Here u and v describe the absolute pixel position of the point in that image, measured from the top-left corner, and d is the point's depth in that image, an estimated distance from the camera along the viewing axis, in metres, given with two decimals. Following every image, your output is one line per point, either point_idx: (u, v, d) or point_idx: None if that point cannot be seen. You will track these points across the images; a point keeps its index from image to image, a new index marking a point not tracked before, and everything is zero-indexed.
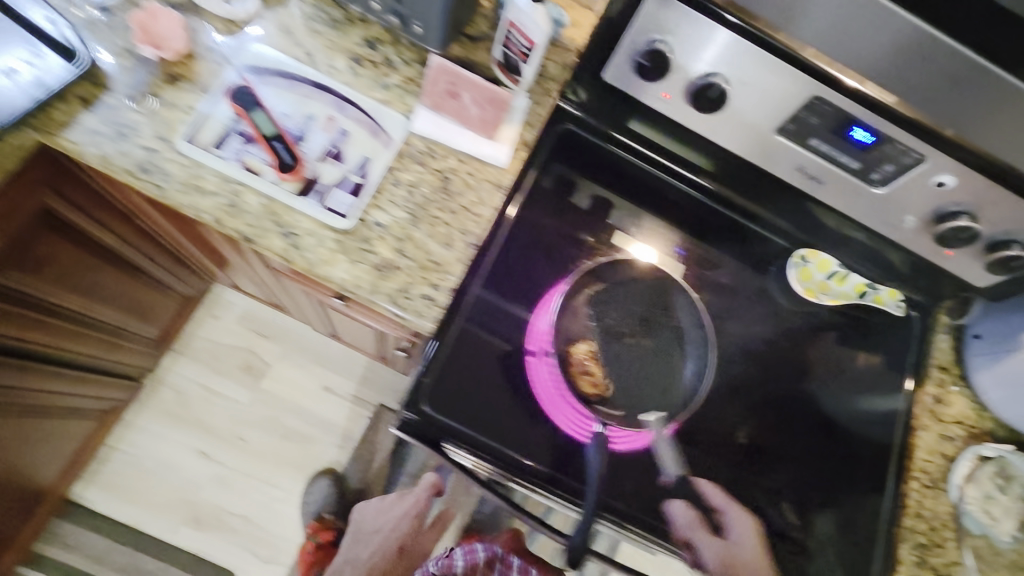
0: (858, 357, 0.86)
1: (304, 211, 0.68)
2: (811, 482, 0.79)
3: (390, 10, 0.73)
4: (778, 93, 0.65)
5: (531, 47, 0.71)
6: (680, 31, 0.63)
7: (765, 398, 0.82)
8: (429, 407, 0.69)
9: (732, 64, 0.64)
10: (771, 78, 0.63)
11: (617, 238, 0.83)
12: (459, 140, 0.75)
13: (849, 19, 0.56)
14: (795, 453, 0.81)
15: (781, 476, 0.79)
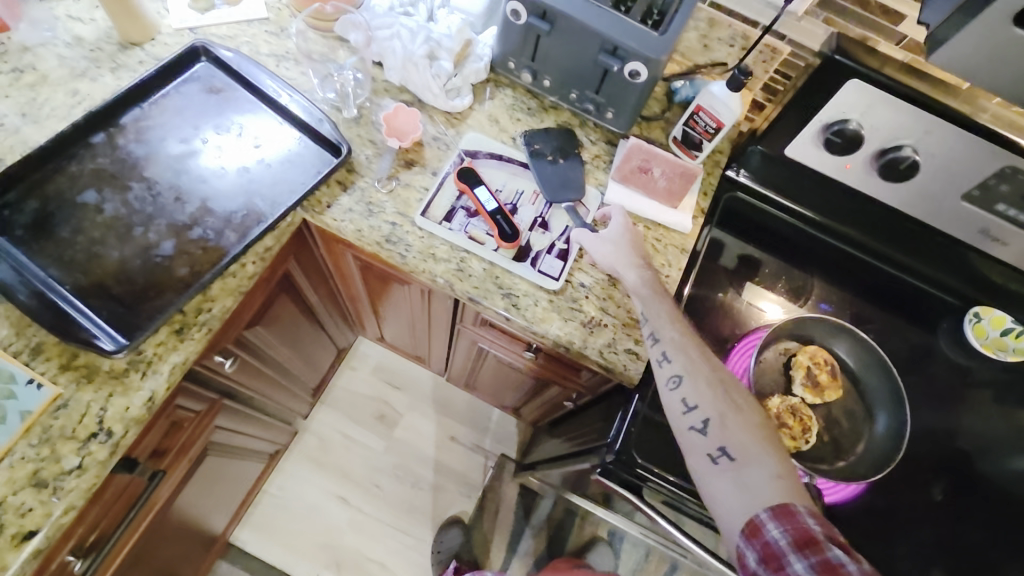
0: None
1: (521, 275, 0.76)
2: (986, 548, 0.74)
3: (586, 99, 0.84)
4: (969, 163, 0.70)
5: (718, 127, 0.80)
6: (874, 111, 0.70)
7: (960, 457, 0.79)
8: (639, 456, 0.73)
9: (924, 139, 0.70)
10: (965, 150, 0.69)
11: (747, 292, 0.85)
12: (645, 209, 0.83)
13: None
14: (986, 519, 0.76)
15: (975, 541, 0.74)
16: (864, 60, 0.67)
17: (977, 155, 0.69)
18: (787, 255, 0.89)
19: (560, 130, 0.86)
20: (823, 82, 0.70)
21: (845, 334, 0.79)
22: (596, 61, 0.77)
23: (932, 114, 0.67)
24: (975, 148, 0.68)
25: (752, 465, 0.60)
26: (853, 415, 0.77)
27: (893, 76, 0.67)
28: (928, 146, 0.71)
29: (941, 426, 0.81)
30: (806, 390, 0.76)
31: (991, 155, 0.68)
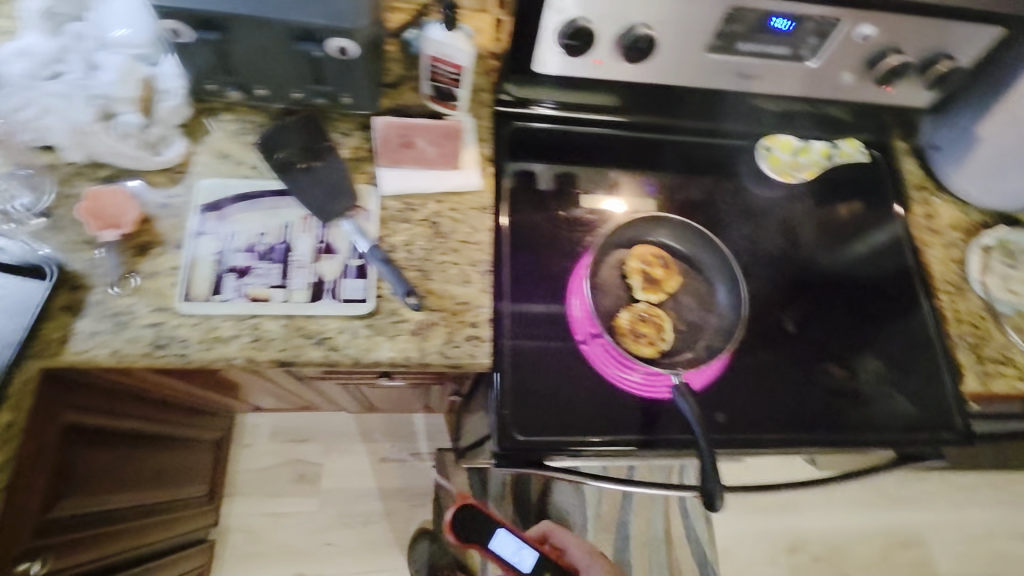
0: (840, 209, 0.95)
1: (325, 312, 0.68)
2: (851, 327, 0.88)
3: (313, 93, 0.73)
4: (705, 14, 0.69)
5: (459, 71, 0.72)
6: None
7: (796, 274, 0.89)
8: (522, 433, 0.70)
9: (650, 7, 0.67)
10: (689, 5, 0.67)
11: (585, 201, 0.86)
12: (428, 183, 0.76)
13: None
14: (840, 309, 0.89)
15: (836, 331, 0.87)
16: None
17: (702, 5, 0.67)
18: (587, 163, 0.87)
19: (299, 125, 0.74)
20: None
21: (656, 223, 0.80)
22: (295, 52, 0.67)
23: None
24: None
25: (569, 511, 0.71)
26: (698, 292, 0.79)
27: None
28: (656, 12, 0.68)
29: (772, 262, 0.89)
30: (648, 292, 0.77)
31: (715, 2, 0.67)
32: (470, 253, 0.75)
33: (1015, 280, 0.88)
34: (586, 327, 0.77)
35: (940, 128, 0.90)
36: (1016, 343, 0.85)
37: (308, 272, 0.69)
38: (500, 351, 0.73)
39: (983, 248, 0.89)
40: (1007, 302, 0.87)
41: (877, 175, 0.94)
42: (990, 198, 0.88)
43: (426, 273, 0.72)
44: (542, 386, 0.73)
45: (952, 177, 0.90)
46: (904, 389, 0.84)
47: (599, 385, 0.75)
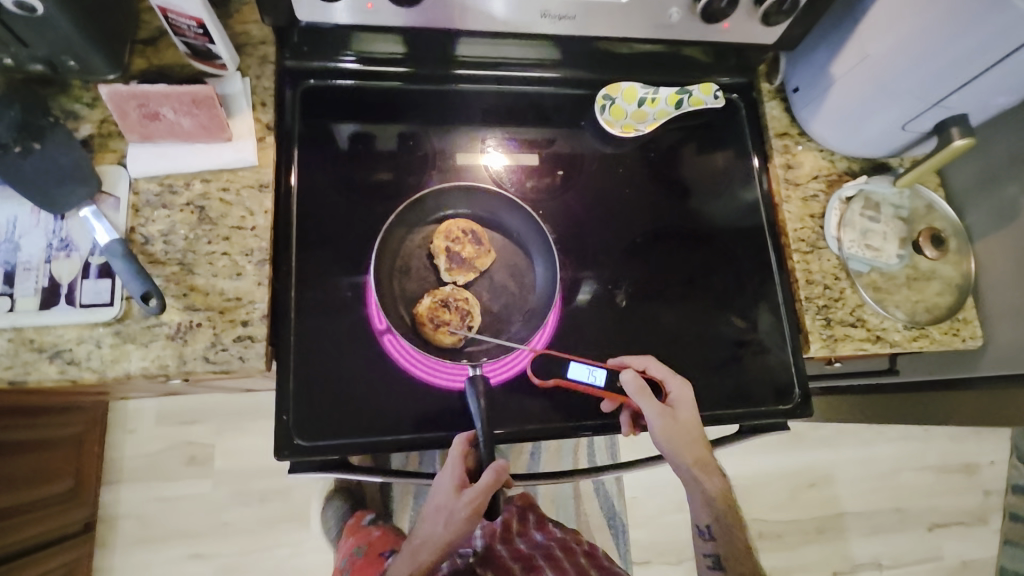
0: (698, 160, 0.86)
1: (60, 322, 0.59)
2: (726, 279, 0.82)
3: (27, 58, 0.60)
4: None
5: (200, 23, 0.60)
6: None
7: (650, 233, 0.81)
8: (306, 439, 0.64)
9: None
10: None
11: (465, 158, 0.78)
12: (190, 161, 0.65)
13: None
14: (709, 263, 0.82)
15: (703, 290, 0.81)
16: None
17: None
18: (400, 120, 0.78)
19: (7, 99, 0.60)
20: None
21: (464, 195, 0.74)
22: None
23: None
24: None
25: (422, 527, 0.68)
26: (515, 270, 0.74)
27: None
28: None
29: (614, 225, 0.80)
30: (454, 273, 0.70)
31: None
32: (244, 240, 0.65)
33: (874, 235, 0.81)
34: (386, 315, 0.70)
35: (799, 67, 0.80)
36: (867, 302, 0.79)
37: (39, 275, 0.60)
38: (285, 349, 0.66)
39: (845, 199, 0.82)
40: (862, 258, 0.81)
41: (732, 120, 0.87)
42: (852, 144, 0.81)
43: (188, 267, 0.63)
44: (334, 385, 0.67)
45: (811, 123, 0.81)
46: (787, 342, 0.80)
47: (399, 379, 0.68)
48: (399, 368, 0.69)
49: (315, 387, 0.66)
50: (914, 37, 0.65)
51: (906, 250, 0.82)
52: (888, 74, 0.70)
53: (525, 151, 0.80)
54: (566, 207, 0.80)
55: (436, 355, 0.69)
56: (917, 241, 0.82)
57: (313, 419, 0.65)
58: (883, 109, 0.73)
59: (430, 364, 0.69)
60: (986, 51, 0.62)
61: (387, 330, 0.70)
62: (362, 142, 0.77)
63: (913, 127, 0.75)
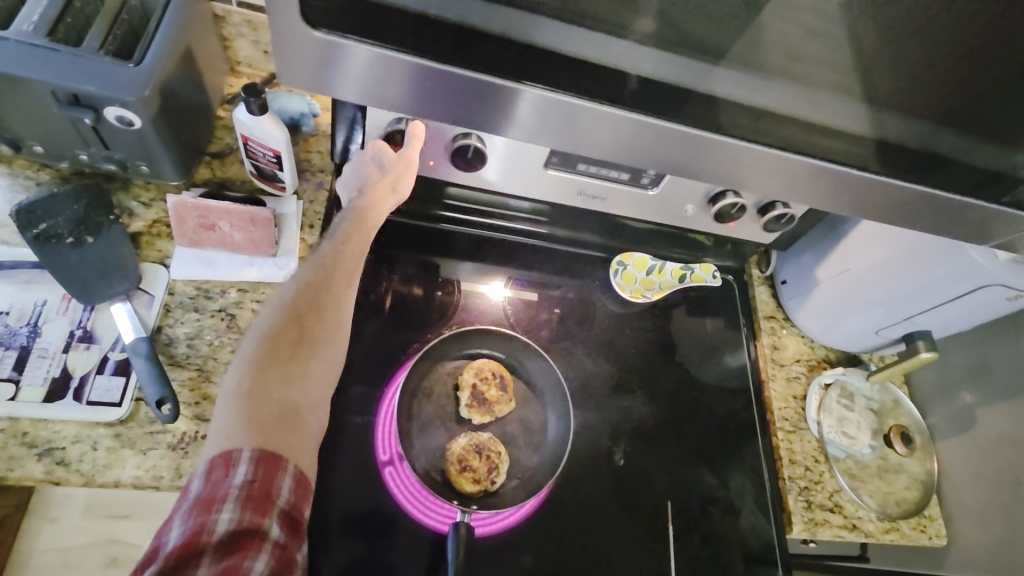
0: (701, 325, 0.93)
1: (61, 417, 0.57)
2: (716, 449, 0.84)
3: (103, 158, 0.65)
4: (635, 149, 0.55)
5: (276, 154, 0.67)
6: (429, 93, 0.49)
7: (648, 391, 0.85)
8: None
9: (517, 115, 0.51)
10: (575, 117, 0.51)
11: (467, 287, 0.83)
12: (231, 270, 0.68)
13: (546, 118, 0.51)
14: (703, 429, 0.85)
15: (692, 450, 0.83)
16: (379, 22, 0.44)
17: (595, 121, 0.52)
18: (431, 252, 0.83)
19: (75, 194, 0.65)
20: (318, 48, 0.45)
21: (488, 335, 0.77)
22: (62, 115, 0.59)
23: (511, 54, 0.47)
24: (578, 114, 0.51)
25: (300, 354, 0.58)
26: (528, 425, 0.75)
27: (438, 39, 0.45)
28: (491, 127, 0.52)
29: (614, 379, 0.84)
30: (473, 411, 0.71)
31: (631, 129, 0.52)
32: None
33: (850, 423, 0.87)
34: (391, 447, 0.69)
35: (788, 263, 0.91)
36: (844, 489, 0.83)
37: (53, 363, 0.59)
38: None
39: (823, 385, 0.89)
40: (839, 444, 0.86)
41: (727, 298, 0.95)
42: (831, 336, 0.89)
43: (205, 374, 0.63)
44: (324, 513, 0.64)
45: (796, 313, 0.91)
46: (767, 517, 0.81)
47: (391, 519, 0.66)
48: (395, 505, 0.67)
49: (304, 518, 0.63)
50: (890, 259, 0.75)
51: (877, 441, 0.88)
52: (863, 286, 0.80)
53: (528, 290, 0.86)
54: (571, 356, 0.84)
55: (432, 489, 0.67)
56: (888, 435, 0.88)
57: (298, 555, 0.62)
58: (859, 315, 0.83)
59: (428, 501, 0.68)
60: (948, 284, 0.72)
61: (389, 462, 0.68)
62: (394, 274, 0.81)
63: (885, 333, 0.84)
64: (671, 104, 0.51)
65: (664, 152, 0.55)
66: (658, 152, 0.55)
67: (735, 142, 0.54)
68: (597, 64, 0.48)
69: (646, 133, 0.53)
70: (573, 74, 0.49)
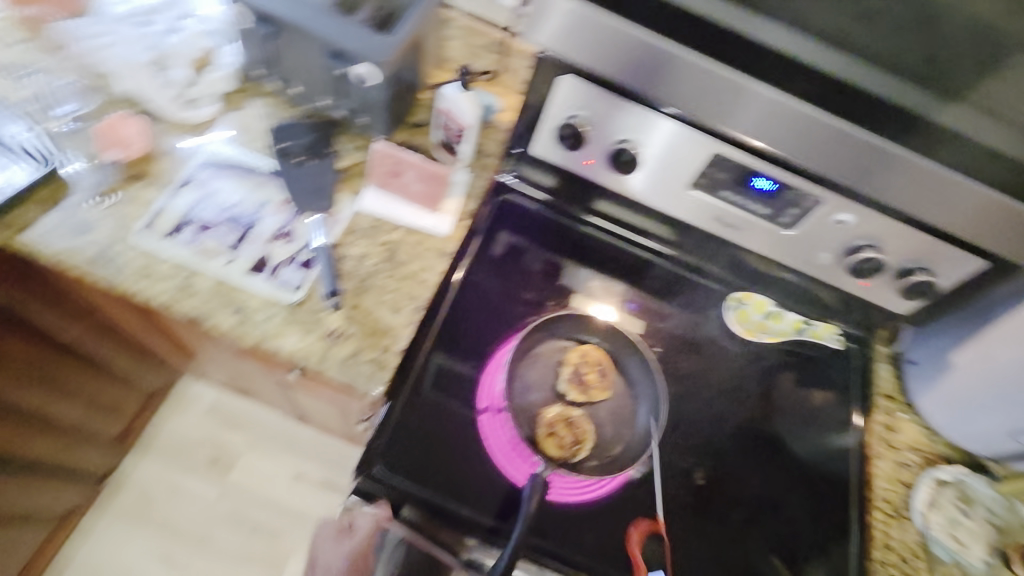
0: (814, 396, 0.87)
1: (255, 288, 0.71)
2: (797, 506, 0.80)
3: (337, 105, 0.82)
4: (807, 146, 0.63)
5: (463, 129, 0.80)
6: (667, 71, 0.61)
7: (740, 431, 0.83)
8: (382, 467, 0.68)
9: (731, 100, 0.61)
10: (742, 98, 0.60)
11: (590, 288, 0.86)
12: (403, 214, 0.81)
13: (763, 109, 0.60)
14: (788, 482, 0.81)
15: (771, 499, 0.79)
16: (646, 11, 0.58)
17: (790, 115, 0.60)
18: (561, 256, 0.87)
19: (311, 129, 0.82)
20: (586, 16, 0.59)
21: (600, 327, 0.80)
22: (327, 64, 0.75)
23: (706, 34, 0.57)
24: (785, 110, 0.60)
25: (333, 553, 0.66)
26: (619, 418, 0.76)
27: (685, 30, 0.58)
28: (703, 108, 0.63)
29: (707, 409, 0.83)
30: (569, 387, 0.75)
31: (789, 119, 0.60)
32: (412, 288, 0.76)
33: (963, 529, 0.79)
34: (491, 397, 0.73)
35: (920, 345, 0.86)
36: None
37: (260, 248, 0.74)
38: (399, 387, 0.71)
39: (939, 480, 0.82)
40: (945, 546, 0.78)
41: (844, 365, 0.90)
42: (956, 431, 0.83)
43: (363, 289, 0.75)
44: (424, 434, 0.70)
45: (920, 399, 0.86)
46: None
47: (477, 457, 0.71)
48: (484, 448, 0.71)
49: (406, 433, 0.70)
50: None
51: (995, 560, 0.77)
52: (1005, 377, 0.73)
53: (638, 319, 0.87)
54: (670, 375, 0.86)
55: (523, 441, 0.70)
56: (1008, 555, 0.76)
57: (396, 454, 0.69)
58: (993, 410, 0.76)
59: (515, 455, 0.71)
60: None
61: (486, 410, 0.73)
62: (529, 261, 0.85)
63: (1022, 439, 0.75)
64: (860, 116, 0.58)
65: (850, 162, 0.62)
66: (814, 148, 0.62)
67: (925, 164, 0.59)
68: (812, 69, 0.57)
69: (802, 125, 0.60)
70: (791, 79, 0.58)
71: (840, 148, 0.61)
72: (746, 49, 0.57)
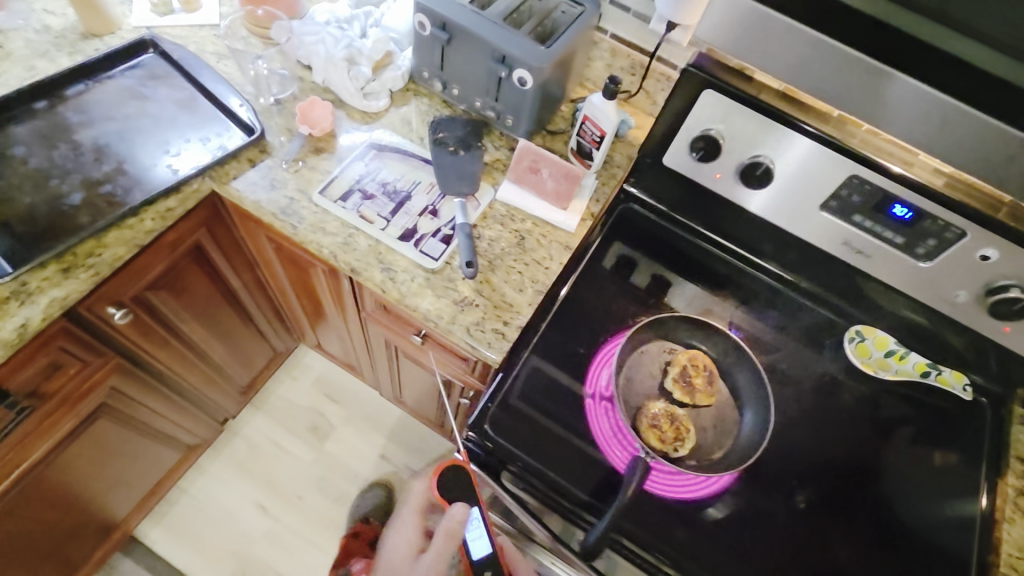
0: (934, 456, 0.80)
1: (402, 253, 0.81)
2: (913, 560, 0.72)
3: (489, 107, 0.92)
4: (967, 150, 0.60)
5: (602, 135, 0.85)
6: (821, 64, 0.61)
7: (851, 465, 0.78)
8: (492, 429, 0.73)
9: (890, 100, 0.60)
10: (891, 89, 0.59)
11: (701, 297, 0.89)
12: (534, 207, 0.88)
13: (922, 112, 0.59)
14: (905, 532, 0.74)
15: (884, 548, 0.73)
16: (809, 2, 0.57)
17: (954, 118, 0.58)
18: (675, 269, 0.90)
19: (466, 125, 0.92)
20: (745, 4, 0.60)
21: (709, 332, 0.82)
22: (489, 68, 0.86)
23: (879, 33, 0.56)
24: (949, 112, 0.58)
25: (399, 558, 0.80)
26: (721, 424, 0.77)
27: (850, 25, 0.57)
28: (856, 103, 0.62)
29: (816, 437, 0.79)
30: (676, 385, 0.76)
31: (945, 116, 0.58)
32: (535, 272, 0.83)
33: None
34: (598, 384, 0.77)
35: None
36: None
37: (410, 220, 0.83)
38: (514, 359, 0.76)
39: None
40: None
41: (974, 421, 0.84)
42: None
43: (491, 266, 0.82)
44: (533, 405, 0.74)
45: None
46: None
47: (580, 438, 0.73)
48: (587, 431, 0.74)
49: (518, 403, 0.74)
50: None
51: None
52: None
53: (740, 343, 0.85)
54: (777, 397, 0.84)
55: (628, 429, 0.73)
56: None
57: (506, 421, 0.73)
58: None
59: (616, 440, 0.73)
60: None
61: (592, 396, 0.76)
62: (639, 275, 0.88)
63: None
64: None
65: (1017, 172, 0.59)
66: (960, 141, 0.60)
67: None
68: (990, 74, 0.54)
69: (961, 123, 0.58)
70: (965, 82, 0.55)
71: (989, 142, 0.58)
72: (915, 50, 0.55)
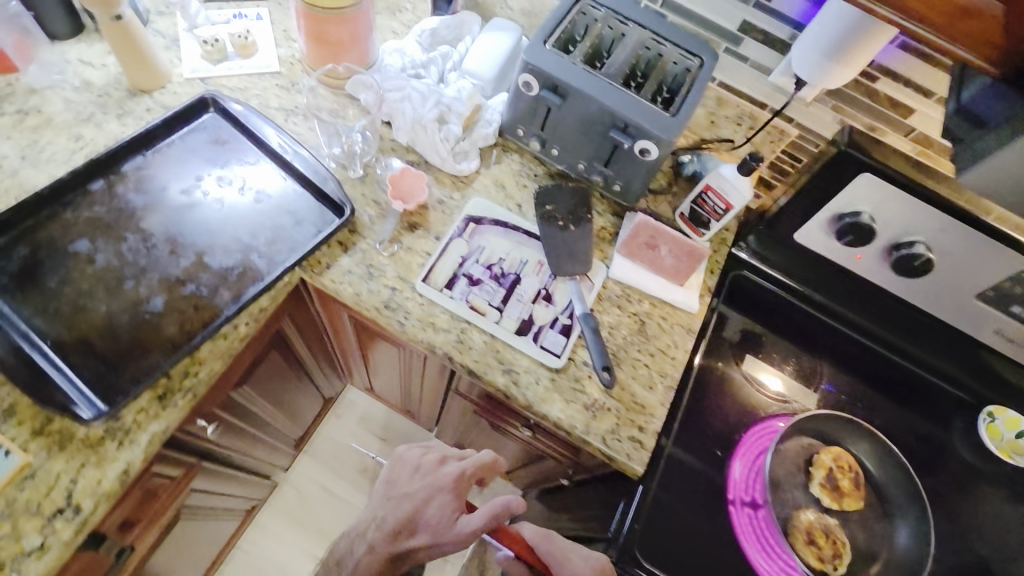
0: None
1: (523, 350, 0.73)
2: None
3: (595, 171, 0.83)
4: None
5: (728, 208, 0.79)
6: None
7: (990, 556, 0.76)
8: (642, 553, 0.70)
9: None
10: None
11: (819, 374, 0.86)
12: (651, 286, 0.81)
13: None
14: None
15: None
16: None
17: None
18: (786, 338, 0.88)
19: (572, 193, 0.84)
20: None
21: (842, 421, 0.78)
22: (607, 135, 0.77)
23: None
24: None
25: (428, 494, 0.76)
26: (870, 528, 0.74)
27: None
28: None
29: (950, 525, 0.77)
30: (824, 492, 0.74)
31: None
32: (663, 364, 0.76)
33: None
34: (740, 490, 0.75)
35: None
36: None
37: (524, 309, 0.76)
38: (653, 471, 0.73)
39: None
40: None
41: None
42: None
43: (616, 360, 0.75)
44: (678, 521, 0.72)
45: None
46: None
47: (731, 552, 0.71)
48: (738, 547, 0.72)
49: (662, 518, 0.72)
50: None
51: None
52: None
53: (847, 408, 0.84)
54: None
55: (782, 543, 0.71)
56: None
57: (658, 543, 0.71)
58: None
59: (768, 553, 0.72)
60: None
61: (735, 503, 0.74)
62: (756, 348, 0.86)
63: None
64: None
65: None
66: None
67: None
68: None
69: None
70: None
71: None
72: None
